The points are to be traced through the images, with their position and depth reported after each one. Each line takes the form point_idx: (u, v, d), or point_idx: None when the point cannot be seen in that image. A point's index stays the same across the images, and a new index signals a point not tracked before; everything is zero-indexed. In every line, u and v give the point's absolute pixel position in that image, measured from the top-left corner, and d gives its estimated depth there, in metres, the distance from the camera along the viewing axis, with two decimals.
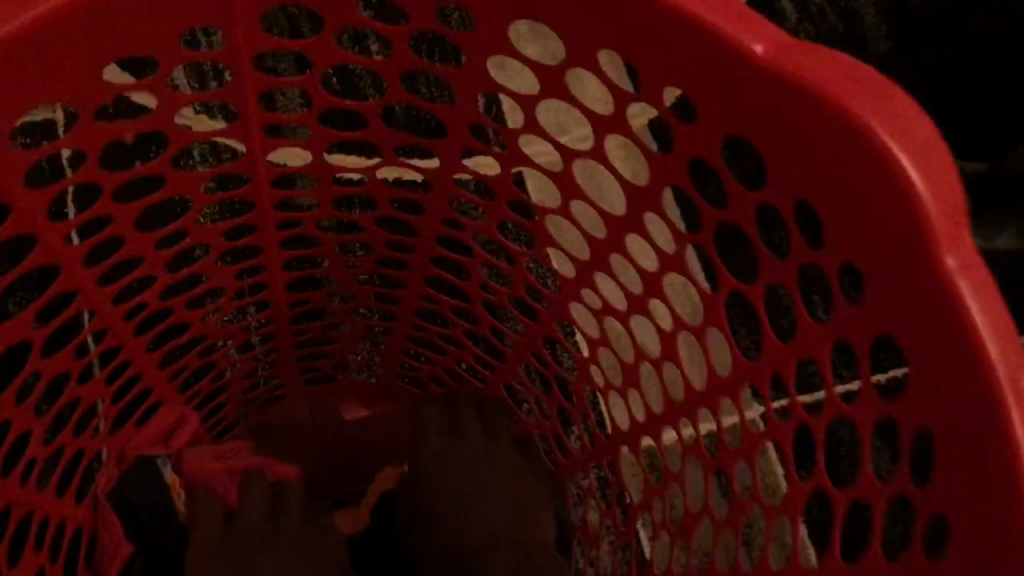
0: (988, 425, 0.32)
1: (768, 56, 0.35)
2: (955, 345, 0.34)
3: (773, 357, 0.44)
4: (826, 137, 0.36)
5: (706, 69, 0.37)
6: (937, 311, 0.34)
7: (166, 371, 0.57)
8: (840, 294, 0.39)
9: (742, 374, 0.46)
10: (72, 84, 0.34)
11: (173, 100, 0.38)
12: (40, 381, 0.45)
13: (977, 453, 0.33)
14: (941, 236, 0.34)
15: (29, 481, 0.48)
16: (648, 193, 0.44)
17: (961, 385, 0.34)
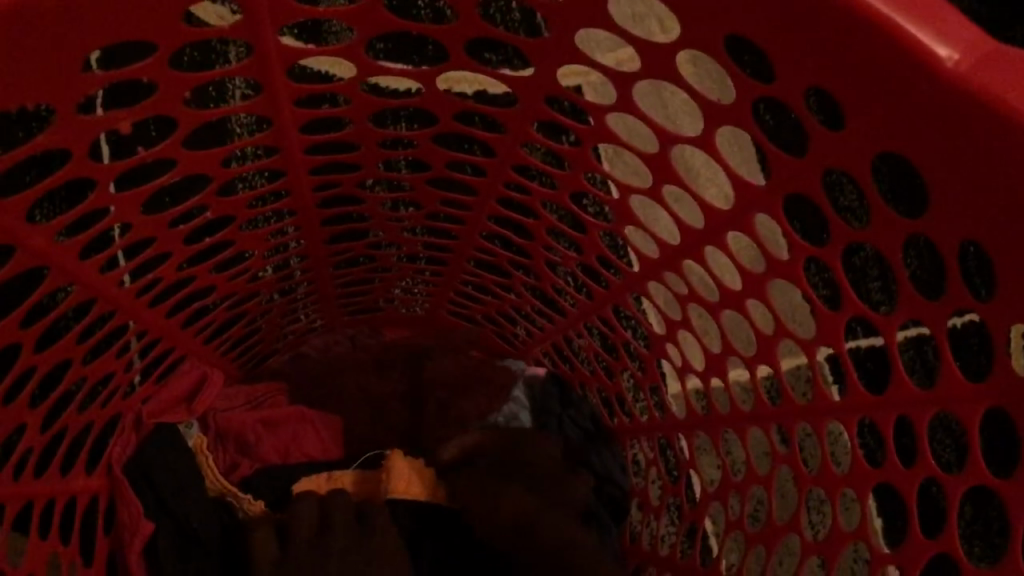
0: None
1: (959, 72, 0.26)
2: None
3: (900, 397, 0.37)
4: (1014, 177, 0.27)
5: (861, 72, 0.28)
6: None
7: (190, 329, 0.51)
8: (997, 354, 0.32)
9: (858, 404, 0.39)
10: (50, 72, 0.26)
11: (181, 79, 0.31)
12: (36, 374, 0.38)
13: None
14: None
15: (33, 469, 0.42)
16: (764, 195, 0.36)
17: None
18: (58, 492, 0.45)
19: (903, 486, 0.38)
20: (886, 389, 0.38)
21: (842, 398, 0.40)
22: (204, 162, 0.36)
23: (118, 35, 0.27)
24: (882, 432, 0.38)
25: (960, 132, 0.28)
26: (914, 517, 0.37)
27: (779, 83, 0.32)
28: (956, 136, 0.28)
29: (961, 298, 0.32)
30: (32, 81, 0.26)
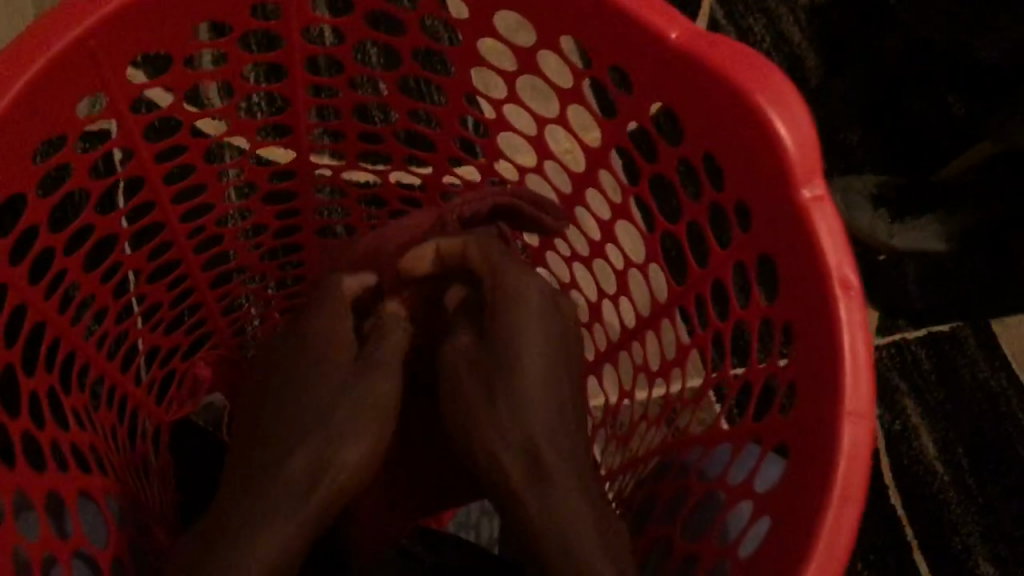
0: (820, 313, 0.48)
1: (682, 42, 0.49)
2: (804, 254, 0.49)
3: (695, 281, 0.58)
4: (724, 103, 0.50)
5: (640, 50, 0.51)
6: (794, 233, 0.49)
7: (215, 295, 0.67)
8: (740, 232, 0.54)
9: (674, 298, 0.60)
10: (168, 35, 0.47)
11: (240, 57, 0.51)
12: (117, 269, 0.57)
13: (814, 334, 0.49)
14: (798, 170, 0.48)
15: (104, 350, 0.59)
16: (600, 151, 0.57)
17: (809, 286, 0.49)
18: (117, 380, 0.61)
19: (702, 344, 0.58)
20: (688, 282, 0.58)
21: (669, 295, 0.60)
22: (246, 130, 0.56)
23: (210, 15, 0.48)
24: (687, 310, 0.58)
25: (696, 78, 0.50)
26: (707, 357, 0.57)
27: (597, 68, 0.53)
28: (694, 79, 0.50)
29: (710, 200, 0.54)
30: (156, 36, 0.47)
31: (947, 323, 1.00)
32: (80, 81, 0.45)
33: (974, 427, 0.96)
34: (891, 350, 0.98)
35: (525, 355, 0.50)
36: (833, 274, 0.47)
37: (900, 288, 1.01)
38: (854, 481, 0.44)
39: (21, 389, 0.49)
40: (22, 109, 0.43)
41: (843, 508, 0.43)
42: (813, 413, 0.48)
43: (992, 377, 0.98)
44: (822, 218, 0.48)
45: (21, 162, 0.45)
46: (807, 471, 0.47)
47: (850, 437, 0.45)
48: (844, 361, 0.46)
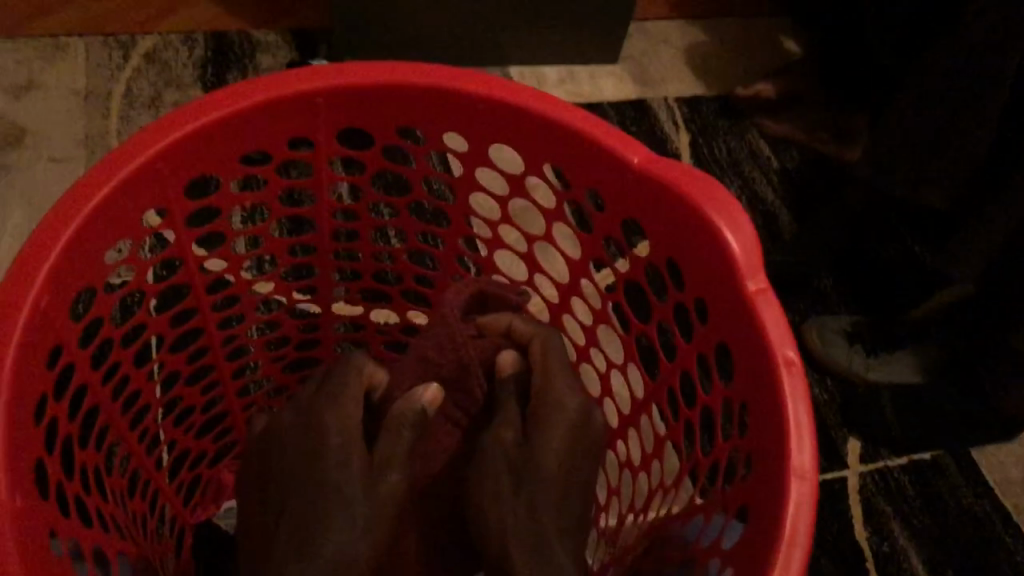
0: (769, 391, 0.55)
1: (642, 165, 0.59)
2: (751, 338, 0.57)
3: (666, 374, 0.65)
4: (678, 216, 0.59)
5: (607, 174, 0.61)
6: (742, 320, 0.58)
7: (240, 402, 0.75)
8: (698, 327, 0.62)
9: (649, 394, 0.68)
10: (212, 161, 0.59)
11: (276, 183, 0.62)
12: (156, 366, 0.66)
13: (761, 409, 0.56)
14: (745, 270, 0.57)
15: (141, 441, 0.67)
16: (580, 263, 0.67)
17: (755, 366, 0.57)
18: (152, 473, 0.69)
19: (675, 435, 0.66)
20: (659, 376, 0.66)
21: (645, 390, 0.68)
22: (277, 247, 0.66)
23: (248, 145, 0.60)
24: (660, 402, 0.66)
25: (656, 194, 0.60)
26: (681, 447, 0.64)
27: (572, 190, 0.63)
28: (655, 195, 0.60)
29: (674, 300, 0.62)
30: (201, 161, 0.59)
31: (927, 452, 1.06)
32: (144, 196, 0.57)
33: (962, 550, 1.00)
34: (875, 477, 1.04)
35: (548, 451, 0.55)
36: (780, 363, 0.55)
37: (880, 420, 1.07)
38: (799, 532, 0.50)
39: (75, 458, 0.58)
40: (101, 210, 0.55)
41: (792, 551, 0.50)
42: (766, 479, 0.55)
43: (975, 503, 1.03)
44: (768, 311, 0.56)
45: (94, 256, 0.57)
46: (763, 525, 0.53)
47: (796, 492, 0.51)
48: (791, 442, 0.53)
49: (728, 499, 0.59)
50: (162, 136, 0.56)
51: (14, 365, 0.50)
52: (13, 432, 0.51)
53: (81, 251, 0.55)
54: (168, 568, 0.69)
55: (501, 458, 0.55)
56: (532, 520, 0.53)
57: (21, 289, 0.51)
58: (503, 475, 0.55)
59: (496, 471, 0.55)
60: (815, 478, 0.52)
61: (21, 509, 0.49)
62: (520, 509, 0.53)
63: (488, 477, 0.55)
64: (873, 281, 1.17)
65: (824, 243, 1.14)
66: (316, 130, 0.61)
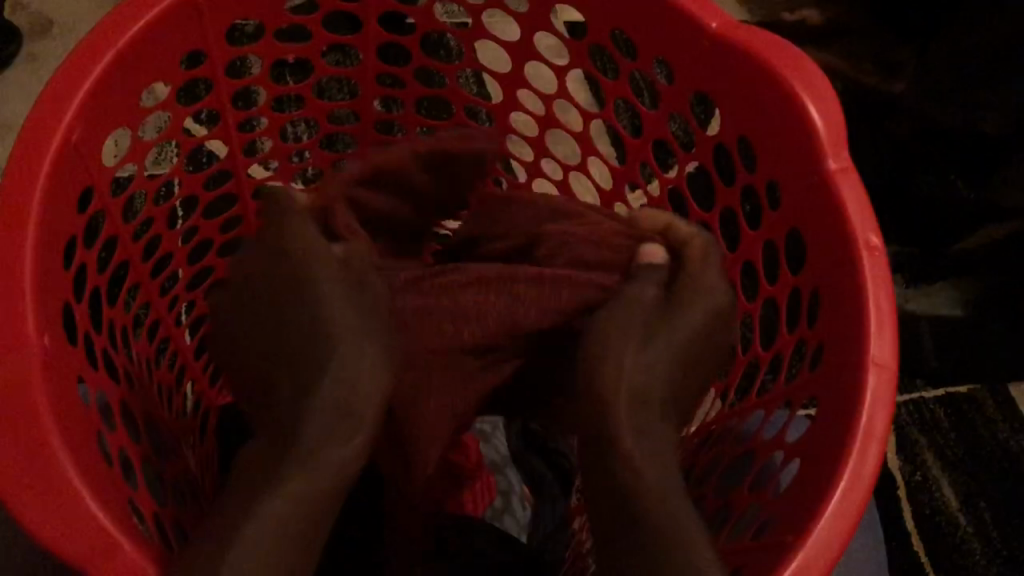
0: (846, 273, 0.53)
1: (719, 31, 0.55)
2: (825, 218, 0.54)
3: (727, 263, 0.63)
4: (754, 89, 0.56)
5: (682, 41, 0.57)
6: (816, 199, 0.55)
7: None
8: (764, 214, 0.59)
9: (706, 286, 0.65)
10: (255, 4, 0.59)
11: (321, 36, 0.61)
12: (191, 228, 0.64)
13: (833, 293, 0.54)
14: (828, 147, 0.53)
15: (169, 310, 0.65)
16: (641, 145, 0.64)
17: (828, 247, 0.54)
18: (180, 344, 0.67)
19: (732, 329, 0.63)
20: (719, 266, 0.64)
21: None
22: (320, 112, 0.64)
23: None
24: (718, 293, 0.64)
25: (731, 64, 0.56)
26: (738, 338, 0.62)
27: (640, 60, 0.60)
28: (731, 67, 0.56)
29: (742, 182, 0.60)
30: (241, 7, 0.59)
31: (965, 386, 1.04)
32: (186, 34, 0.57)
33: (995, 484, 0.98)
34: (910, 407, 1.02)
35: (684, 330, 0.52)
36: (861, 246, 0.52)
37: (919, 351, 1.04)
38: (876, 421, 0.48)
39: (102, 315, 0.56)
40: (141, 44, 0.55)
41: (869, 443, 0.48)
42: (840, 365, 0.52)
43: (1011, 438, 1.01)
44: (849, 191, 0.53)
45: (126, 99, 0.55)
46: (838, 411, 0.51)
47: (873, 382, 0.49)
48: (870, 333, 0.50)
49: (798, 389, 0.57)
50: None
51: (40, 202, 0.49)
52: (43, 273, 0.49)
53: (118, 87, 0.55)
54: (195, 443, 0.67)
55: (630, 316, 0.52)
56: (646, 392, 0.50)
57: (51, 122, 0.50)
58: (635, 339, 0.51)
59: (626, 330, 0.51)
60: (893, 369, 0.49)
61: (51, 349, 0.48)
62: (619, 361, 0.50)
63: (616, 330, 0.51)
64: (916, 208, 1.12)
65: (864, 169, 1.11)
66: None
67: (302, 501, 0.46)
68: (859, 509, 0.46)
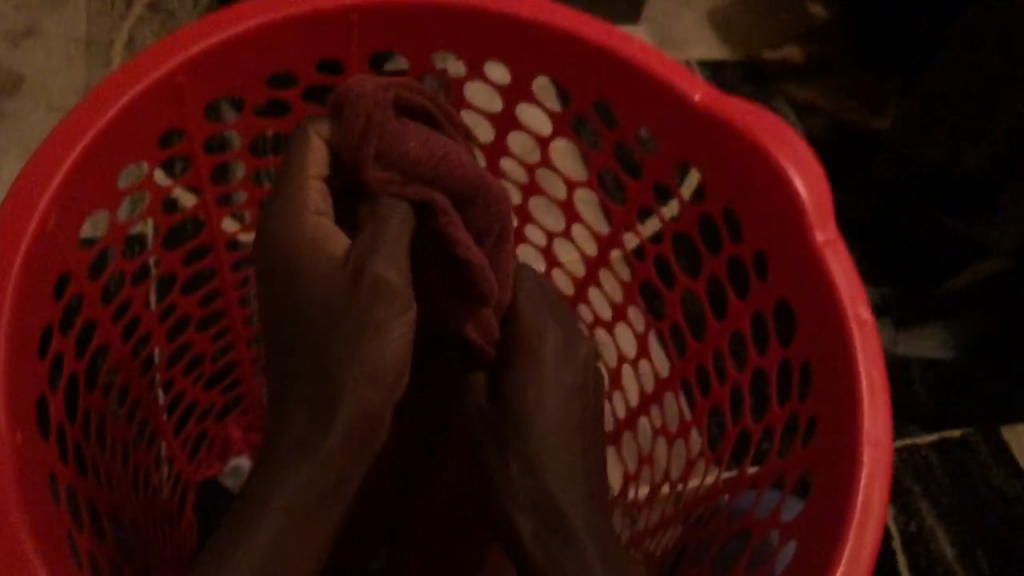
0: (836, 351, 0.50)
1: (703, 104, 0.54)
2: (812, 295, 0.52)
3: (713, 333, 0.61)
4: (739, 162, 0.55)
5: (666, 112, 0.56)
6: (804, 275, 0.53)
7: (251, 353, 0.72)
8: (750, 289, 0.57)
9: (693, 356, 0.63)
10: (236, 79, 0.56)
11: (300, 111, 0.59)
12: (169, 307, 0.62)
13: (822, 369, 0.52)
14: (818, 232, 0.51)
15: (146, 389, 0.63)
16: (625, 214, 0.63)
17: (815, 324, 0.52)
18: (156, 423, 0.65)
19: (719, 400, 0.61)
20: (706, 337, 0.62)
21: (689, 352, 0.64)
22: None
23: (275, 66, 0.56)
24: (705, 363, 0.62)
25: (715, 136, 0.55)
26: (726, 409, 0.59)
27: (622, 129, 0.58)
28: (713, 138, 0.55)
29: (728, 253, 0.58)
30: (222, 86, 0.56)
31: (959, 429, 1.03)
32: (167, 113, 0.54)
33: (990, 531, 0.97)
34: (905, 454, 1.01)
35: (543, 380, 0.55)
36: (852, 325, 0.50)
37: (910, 396, 1.04)
38: (872, 507, 0.46)
39: (79, 403, 0.54)
40: (115, 129, 0.52)
41: (866, 522, 0.45)
42: (831, 443, 0.50)
43: (1006, 483, 1.00)
44: (841, 271, 0.51)
45: (106, 182, 0.53)
46: (831, 493, 0.48)
47: (868, 466, 0.47)
48: (863, 418, 0.48)
49: (792, 465, 0.54)
50: (183, 49, 0.53)
51: (13, 298, 0.47)
52: (15, 370, 0.47)
53: (93, 173, 0.52)
54: (172, 526, 0.65)
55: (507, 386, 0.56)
56: (535, 440, 0.54)
57: (24, 213, 0.48)
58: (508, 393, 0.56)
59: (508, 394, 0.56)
60: (888, 452, 0.47)
61: (25, 450, 0.46)
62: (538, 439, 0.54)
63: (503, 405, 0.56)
64: (905, 247, 1.11)
65: None
66: (345, 53, 0.57)
67: (313, 499, 0.47)
68: None
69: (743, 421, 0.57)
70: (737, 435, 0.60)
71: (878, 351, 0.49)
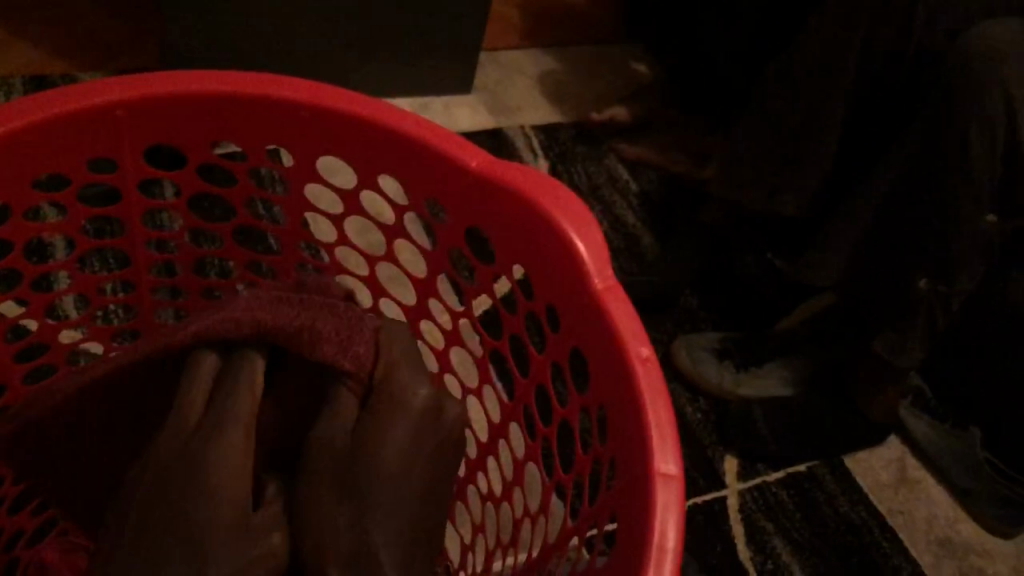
0: (624, 390, 0.50)
1: (479, 169, 0.55)
2: (600, 344, 0.52)
3: (522, 390, 0.61)
4: (522, 225, 0.55)
5: (447, 180, 0.56)
6: (590, 326, 0.53)
7: None
8: (549, 345, 0.57)
9: (506, 414, 0.63)
10: (8, 183, 0.52)
11: (81, 210, 0.56)
12: None
13: (615, 410, 0.51)
14: (600, 288, 0.52)
15: None
16: (427, 282, 0.63)
17: (602, 371, 0.52)
18: None
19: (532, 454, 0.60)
20: (516, 394, 0.61)
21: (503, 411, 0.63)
22: (88, 285, 0.60)
23: (48, 165, 0.53)
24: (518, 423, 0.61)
25: (495, 200, 0.56)
26: (538, 465, 0.59)
27: (410, 202, 0.58)
28: (492, 200, 0.56)
29: (525, 310, 0.58)
30: None
31: (803, 464, 1.07)
32: None
33: (843, 559, 1.00)
34: (754, 493, 1.03)
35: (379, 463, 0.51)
36: (635, 362, 0.49)
37: (756, 435, 1.05)
38: (666, 536, 0.44)
39: None
40: None
41: (663, 556, 0.44)
42: (626, 481, 0.49)
43: (851, 511, 1.03)
44: (625, 319, 0.51)
45: None
46: (631, 534, 0.47)
47: (660, 494, 0.46)
48: (654, 455, 0.47)
49: (600, 505, 0.53)
50: None
51: None
52: None
53: None
54: None
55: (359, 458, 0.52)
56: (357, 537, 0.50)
57: None
58: (344, 478, 0.51)
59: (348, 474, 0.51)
60: (678, 480, 0.46)
61: None
62: (359, 535, 0.50)
63: (348, 491, 0.51)
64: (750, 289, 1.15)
65: (678, 258, 1.15)
66: (123, 145, 0.55)
67: None
68: None
69: (557, 472, 0.57)
70: (552, 485, 0.59)
71: (663, 386, 0.49)
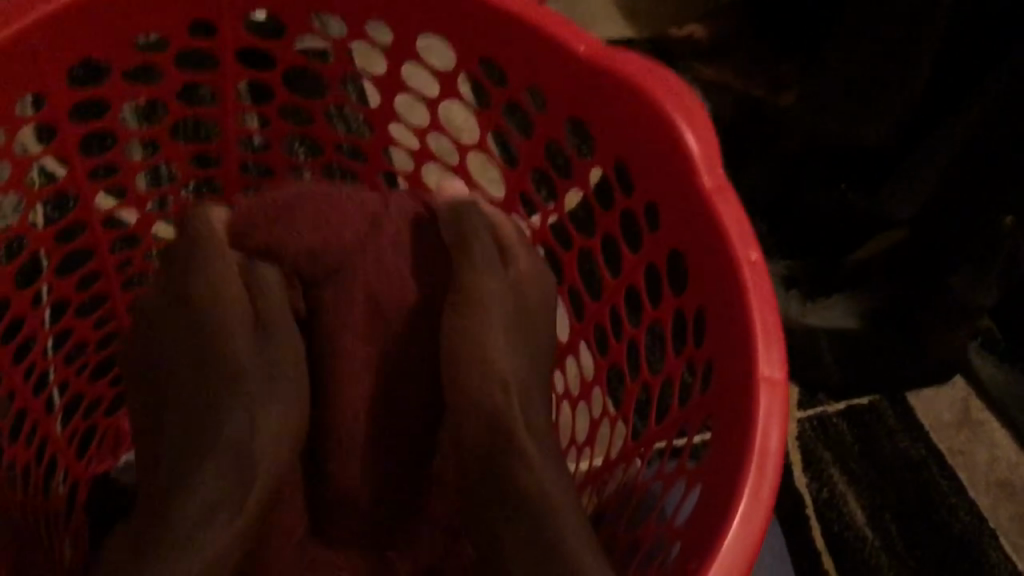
0: (729, 292, 0.48)
1: (590, 55, 0.53)
2: (705, 245, 0.51)
3: (610, 291, 0.60)
4: (631, 116, 0.53)
5: (554, 65, 0.54)
6: (696, 224, 0.51)
7: None
8: (645, 246, 0.56)
9: (592, 314, 0.62)
10: (101, 45, 0.51)
11: (176, 76, 0.55)
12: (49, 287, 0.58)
13: (717, 313, 0.50)
14: (711, 186, 0.50)
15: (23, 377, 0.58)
16: (519, 174, 0.62)
17: (705, 272, 0.51)
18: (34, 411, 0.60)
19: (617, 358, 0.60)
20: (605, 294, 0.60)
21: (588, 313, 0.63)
22: (176, 153, 0.59)
23: (144, 26, 0.52)
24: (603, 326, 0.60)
25: (603, 89, 0.54)
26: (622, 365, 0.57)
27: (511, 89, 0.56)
28: (601, 89, 0.54)
29: (622, 209, 0.56)
30: (87, 48, 0.50)
31: (865, 397, 1.06)
32: (26, 79, 0.49)
33: (899, 495, 1.00)
34: (813, 424, 1.04)
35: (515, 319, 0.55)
36: (743, 264, 0.48)
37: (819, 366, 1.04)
38: (769, 443, 0.43)
39: None
40: None
41: (764, 461, 0.43)
42: (726, 385, 0.48)
43: (911, 448, 1.03)
44: (734, 220, 0.49)
45: None
46: (730, 438, 0.46)
47: (765, 401, 0.44)
48: (760, 360, 0.46)
49: (691, 411, 0.52)
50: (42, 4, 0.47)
51: None
52: None
53: None
54: (58, 528, 0.61)
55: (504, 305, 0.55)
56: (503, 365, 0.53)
57: None
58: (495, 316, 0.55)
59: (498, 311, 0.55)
60: (784, 387, 0.45)
61: None
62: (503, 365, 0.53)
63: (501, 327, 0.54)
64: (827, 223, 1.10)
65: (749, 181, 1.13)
66: (220, 8, 0.53)
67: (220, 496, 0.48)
68: (757, 539, 0.41)
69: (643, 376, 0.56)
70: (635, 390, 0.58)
71: (771, 291, 0.47)
